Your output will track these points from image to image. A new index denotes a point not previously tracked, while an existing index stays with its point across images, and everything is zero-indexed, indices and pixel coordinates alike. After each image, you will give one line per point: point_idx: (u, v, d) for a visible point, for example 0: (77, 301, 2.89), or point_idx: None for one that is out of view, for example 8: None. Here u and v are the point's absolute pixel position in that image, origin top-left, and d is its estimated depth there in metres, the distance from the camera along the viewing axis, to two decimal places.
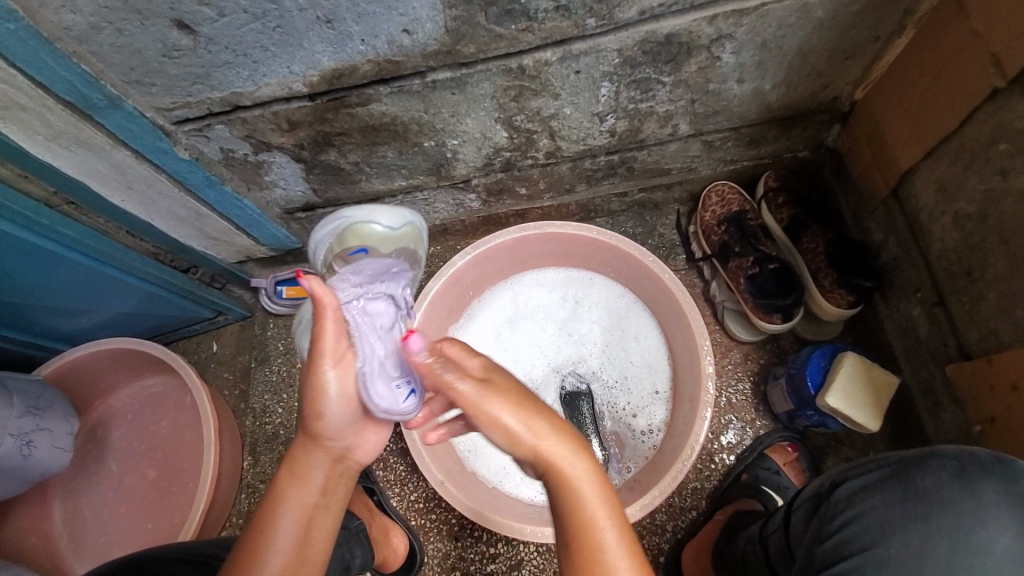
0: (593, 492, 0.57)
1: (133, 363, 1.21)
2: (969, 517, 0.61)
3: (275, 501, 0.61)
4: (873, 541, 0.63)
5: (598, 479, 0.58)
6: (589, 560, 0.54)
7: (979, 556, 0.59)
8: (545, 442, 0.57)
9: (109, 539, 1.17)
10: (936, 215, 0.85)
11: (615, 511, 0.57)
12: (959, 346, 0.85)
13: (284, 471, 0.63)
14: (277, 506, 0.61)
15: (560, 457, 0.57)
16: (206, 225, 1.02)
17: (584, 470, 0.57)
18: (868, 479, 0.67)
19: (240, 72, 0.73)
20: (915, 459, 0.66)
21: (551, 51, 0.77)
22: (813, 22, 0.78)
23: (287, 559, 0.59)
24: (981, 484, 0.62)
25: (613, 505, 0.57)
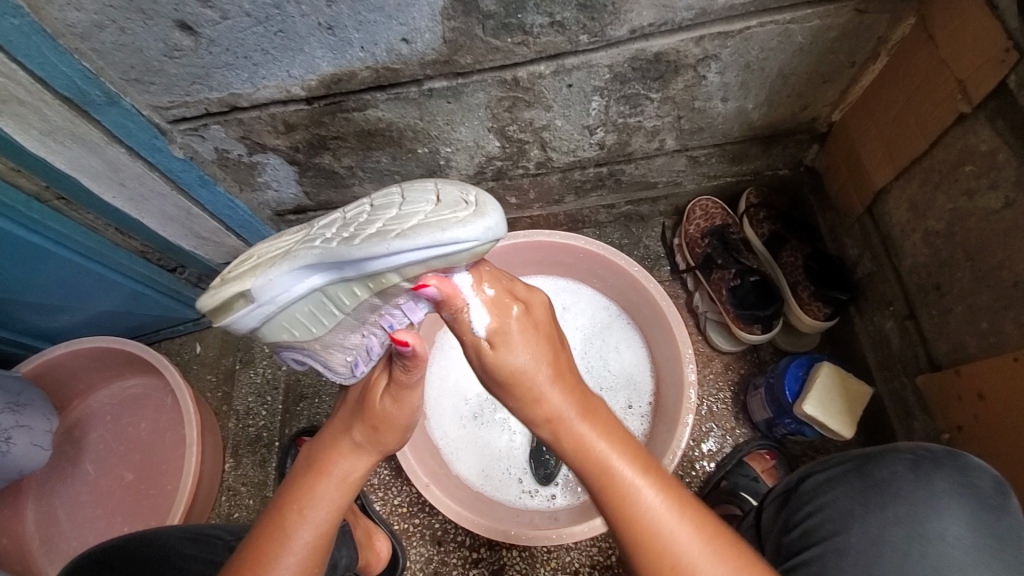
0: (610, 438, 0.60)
1: (114, 363, 1.19)
2: (924, 506, 0.64)
3: (312, 504, 0.64)
4: (836, 529, 0.66)
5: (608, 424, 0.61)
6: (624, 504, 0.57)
7: (937, 543, 0.62)
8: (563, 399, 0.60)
9: (82, 542, 1.14)
10: (907, 232, 0.89)
11: (644, 462, 0.60)
12: (928, 357, 0.88)
13: (322, 474, 0.66)
14: (314, 513, 0.63)
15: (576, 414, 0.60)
16: (196, 225, 1.02)
17: (601, 422, 0.61)
18: (832, 473, 0.71)
19: (240, 74, 0.74)
20: (873, 455, 0.69)
21: (545, 64, 0.80)
22: (794, 47, 0.82)
23: (310, 549, 0.62)
24: (934, 476, 0.65)
25: (635, 452, 0.60)
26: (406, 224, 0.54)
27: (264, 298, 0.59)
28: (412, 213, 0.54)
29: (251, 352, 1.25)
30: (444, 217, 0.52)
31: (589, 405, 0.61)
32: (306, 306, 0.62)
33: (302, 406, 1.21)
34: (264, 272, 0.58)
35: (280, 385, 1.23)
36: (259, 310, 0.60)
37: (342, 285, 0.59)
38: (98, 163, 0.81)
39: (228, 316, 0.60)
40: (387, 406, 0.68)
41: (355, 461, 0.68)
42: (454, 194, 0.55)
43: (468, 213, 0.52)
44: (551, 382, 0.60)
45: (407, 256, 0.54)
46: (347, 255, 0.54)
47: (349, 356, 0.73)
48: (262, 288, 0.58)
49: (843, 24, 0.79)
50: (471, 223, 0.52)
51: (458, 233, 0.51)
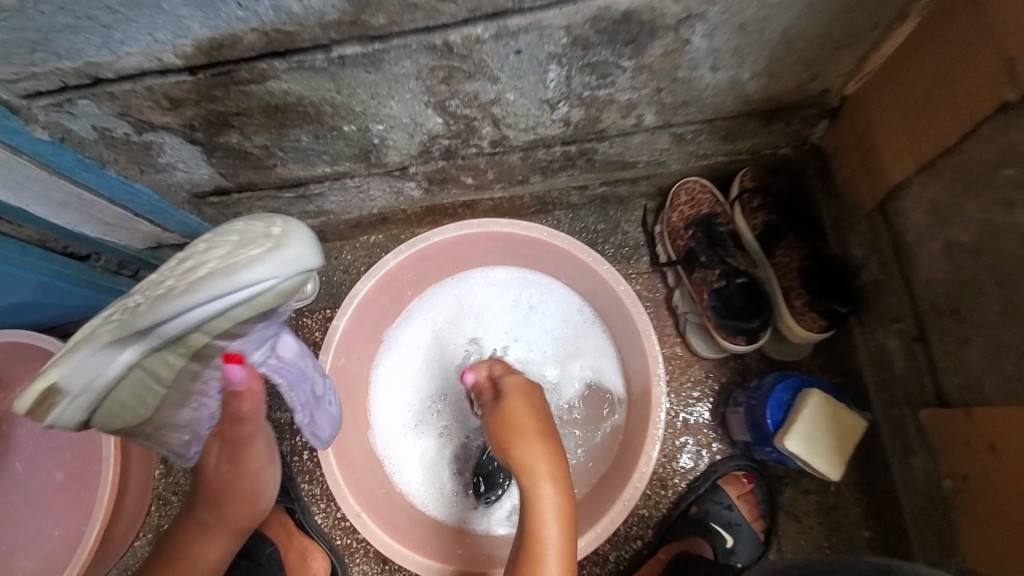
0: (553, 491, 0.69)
1: (36, 356, 1.07)
2: None
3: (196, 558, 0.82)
4: None
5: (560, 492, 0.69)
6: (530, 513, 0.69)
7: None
8: (546, 484, 0.69)
9: (13, 546, 1.07)
10: (924, 239, 0.74)
11: (568, 528, 0.68)
12: (936, 390, 0.75)
13: (182, 545, 0.82)
14: None
15: (546, 482, 0.69)
16: (95, 212, 0.88)
17: (562, 499, 0.69)
18: None
19: (90, 38, 0.59)
20: None
21: (482, 26, 0.63)
22: (800, 4, 0.65)
23: None
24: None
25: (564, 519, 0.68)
26: (170, 286, 0.49)
27: (78, 391, 0.50)
28: (176, 271, 0.50)
29: None
30: (213, 265, 0.48)
31: (564, 478, 0.70)
32: (124, 395, 0.53)
33: None
34: (59, 365, 0.49)
35: None
36: (79, 402, 0.51)
37: (161, 354, 0.52)
38: None
39: (40, 418, 0.51)
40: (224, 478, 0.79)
41: (209, 544, 0.82)
42: (255, 229, 0.50)
43: (235, 267, 0.47)
44: (546, 474, 0.69)
45: (200, 317, 0.48)
46: (147, 323, 0.47)
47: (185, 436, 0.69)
48: (66, 382, 0.48)
49: None
50: (243, 273, 0.47)
51: (243, 275, 0.47)
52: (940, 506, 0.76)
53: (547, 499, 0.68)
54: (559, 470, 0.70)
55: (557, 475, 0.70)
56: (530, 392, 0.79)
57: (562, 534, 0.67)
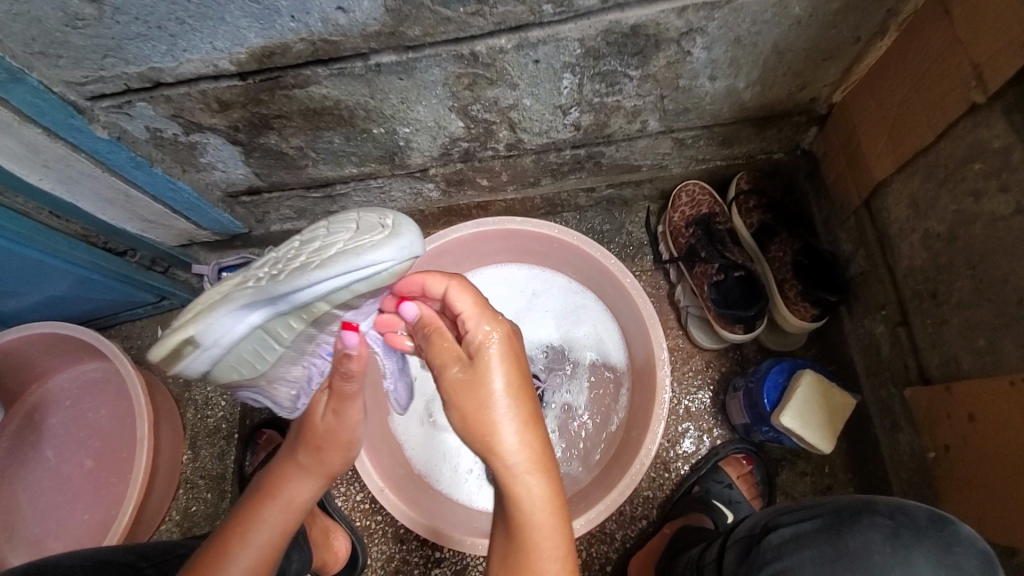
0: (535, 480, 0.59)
1: (71, 348, 1.14)
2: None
3: (255, 527, 0.64)
4: None
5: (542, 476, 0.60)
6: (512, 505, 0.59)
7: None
8: (533, 483, 0.59)
9: (44, 529, 1.11)
10: (905, 231, 0.81)
11: (559, 541, 0.59)
12: (919, 369, 0.82)
13: (266, 496, 0.66)
14: (257, 535, 0.63)
15: (529, 482, 0.59)
16: (138, 208, 0.95)
17: (551, 505, 0.59)
18: (800, 529, 0.65)
19: (156, 45, 0.66)
20: (849, 513, 0.63)
21: (506, 38, 0.70)
22: (790, 19, 0.73)
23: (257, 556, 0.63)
24: (914, 550, 0.58)
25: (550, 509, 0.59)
26: (295, 261, 0.50)
27: (207, 344, 0.52)
28: (304, 248, 0.51)
29: None
30: (338, 249, 0.49)
31: (555, 478, 0.60)
32: (245, 350, 0.55)
33: None
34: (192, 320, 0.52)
35: None
36: (206, 356, 0.53)
37: (280, 322, 0.53)
38: (14, 144, 0.74)
39: (170, 366, 0.54)
40: (328, 423, 0.64)
41: (304, 485, 0.67)
42: (371, 219, 0.51)
43: (364, 250, 0.48)
44: (531, 472, 0.59)
45: (328, 287, 0.50)
46: (280, 289, 0.49)
47: (293, 390, 0.66)
48: (201, 334, 0.51)
49: None
50: (372, 256, 0.48)
51: (372, 258, 0.48)
52: (925, 477, 0.83)
53: (533, 503, 0.58)
54: (549, 472, 0.60)
55: (545, 474, 0.60)
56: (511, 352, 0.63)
57: (551, 546, 0.58)
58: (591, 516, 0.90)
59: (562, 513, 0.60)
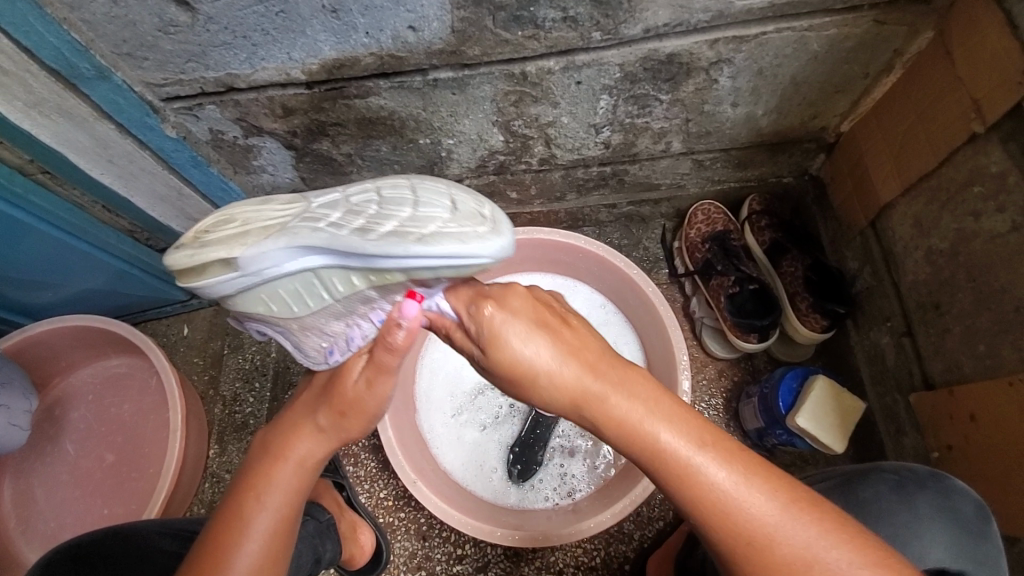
0: (597, 380, 0.56)
1: (98, 342, 1.15)
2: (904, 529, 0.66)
3: (267, 488, 0.62)
4: None
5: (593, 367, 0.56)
6: (613, 423, 0.55)
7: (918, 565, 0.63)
8: (603, 378, 0.56)
9: (61, 523, 1.11)
10: (909, 248, 0.89)
11: (665, 405, 0.55)
12: (923, 376, 0.89)
13: (276, 458, 0.63)
14: (271, 497, 0.61)
15: (591, 380, 0.56)
16: (187, 205, 1.00)
17: (625, 380, 0.56)
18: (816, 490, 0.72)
19: (238, 54, 0.71)
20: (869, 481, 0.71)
21: (554, 60, 0.77)
22: (808, 55, 0.81)
23: (273, 523, 0.61)
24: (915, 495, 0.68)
25: (634, 381, 0.56)
26: (384, 225, 0.54)
27: (251, 267, 0.57)
28: (392, 214, 0.55)
29: (241, 338, 1.22)
30: (434, 228, 0.53)
31: (620, 358, 0.58)
32: (287, 285, 0.60)
33: (290, 394, 1.18)
34: (253, 242, 0.56)
35: (269, 371, 1.19)
36: (243, 278, 0.58)
37: (336, 272, 0.58)
38: (85, 138, 0.78)
39: (203, 277, 0.58)
40: (360, 388, 0.65)
41: (313, 445, 0.64)
42: (471, 206, 0.55)
43: (461, 237, 0.53)
44: (590, 367, 0.56)
45: (415, 262, 0.54)
46: (357, 248, 0.54)
47: (324, 342, 0.69)
48: (250, 256, 0.56)
49: (860, 34, 0.78)
50: (466, 246, 0.52)
51: (474, 248, 0.53)
52: None
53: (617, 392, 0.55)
54: (594, 353, 0.57)
55: (605, 362, 0.57)
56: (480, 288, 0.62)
57: (661, 412, 0.54)
58: (616, 509, 0.92)
59: (641, 383, 0.56)
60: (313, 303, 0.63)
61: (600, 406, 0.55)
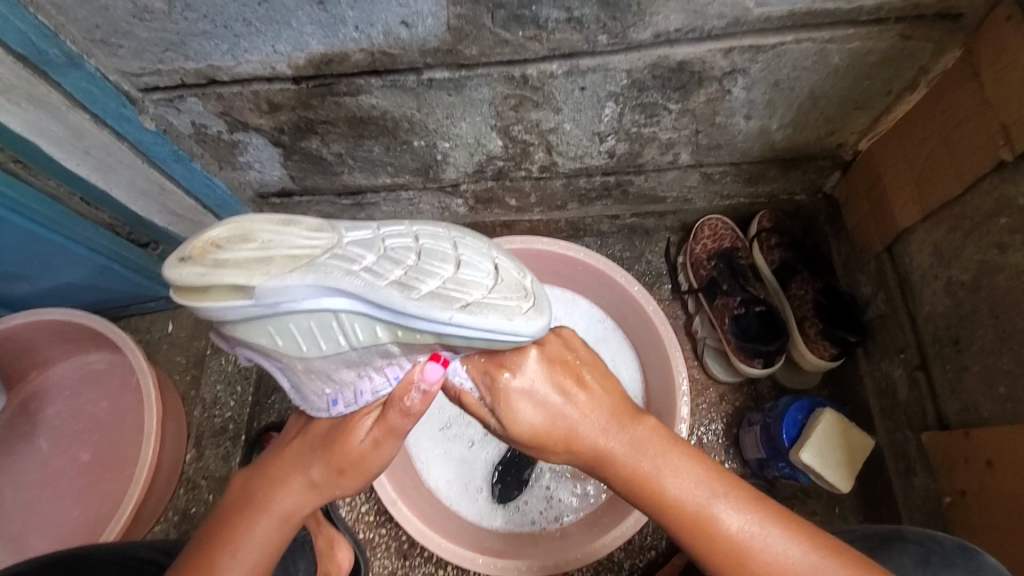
0: (615, 439, 0.58)
1: (76, 336, 1.11)
2: None
3: (245, 543, 0.60)
4: None
5: (611, 424, 0.59)
6: (635, 483, 0.57)
7: None
8: (616, 439, 0.58)
9: (29, 524, 1.07)
10: (928, 278, 0.84)
11: (683, 460, 0.56)
12: (937, 414, 0.84)
13: (259, 510, 0.62)
14: (246, 553, 0.59)
15: (610, 438, 0.58)
16: (170, 200, 0.96)
17: (641, 438, 0.58)
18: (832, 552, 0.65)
19: (219, 44, 0.67)
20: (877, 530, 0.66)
21: (557, 63, 0.73)
22: (829, 68, 0.76)
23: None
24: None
25: (651, 438, 0.58)
26: (427, 284, 0.52)
27: (269, 300, 0.51)
28: (435, 272, 0.53)
29: None
30: (479, 297, 0.53)
31: (632, 411, 0.60)
32: (299, 323, 0.54)
33: (273, 399, 1.14)
34: (278, 274, 0.50)
35: (252, 374, 1.15)
36: (256, 308, 0.51)
37: (363, 319, 0.54)
38: (58, 128, 0.74)
39: (209, 300, 0.51)
40: (365, 448, 0.63)
41: (298, 499, 0.63)
42: (516, 279, 0.56)
43: (508, 314, 0.53)
44: (604, 429, 0.58)
45: (455, 329, 0.53)
46: (400, 305, 0.51)
47: (328, 389, 0.62)
48: (271, 288, 0.49)
49: (885, 49, 0.73)
50: (512, 323, 0.53)
51: (518, 325, 0.54)
52: (939, 521, 0.84)
53: (634, 450, 0.57)
54: (610, 411, 0.59)
55: (619, 421, 0.59)
56: (493, 354, 0.61)
57: (679, 466, 0.56)
58: (605, 541, 0.87)
59: (658, 440, 0.58)
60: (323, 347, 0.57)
61: (621, 465, 0.57)
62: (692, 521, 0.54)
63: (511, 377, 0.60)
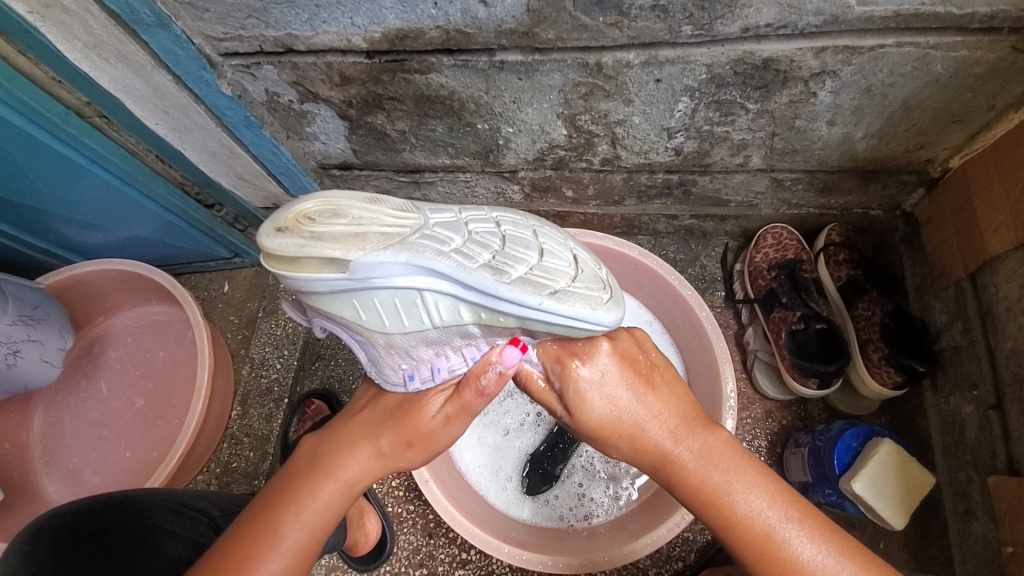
0: (684, 444, 0.57)
1: (141, 288, 1.17)
2: None
3: (309, 504, 0.59)
4: None
5: (680, 429, 0.57)
6: (701, 494, 0.55)
7: None
8: (684, 444, 0.57)
9: (84, 460, 1.14)
10: (1014, 312, 0.78)
11: (756, 478, 0.54)
12: (1008, 457, 0.78)
13: (325, 474, 0.62)
14: (310, 514, 0.59)
15: (678, 443, 0.57)
16: (237, 164, 0.98)
17: (712, 447, 0.56)
18: None
19: (300, 14, 0.67)
20: None
21: (635, 53, 0.70)
22: (929, 76, 0.70)
23: (305, 540, 0.58)
24: None
25: (723, 451, 0.56)
26: (515, 269, 0.52)
27: (362, 275, 0.51)
28: (521, 258, 0.53)
29: (276, 302, 1.21)
30: (564, 285, 0.53)
31: (705, 420, 0.58)
32: (386, 300, 0.54)
33: (316, 366, 1.17)
34: (373, 249, 0.50)
35: (299, 341, 1.18)
36: (346, 282, 0.52)
37: (447, 299, 0.54)
38: (142, 85, 0.78)
39: (302, 270, 0.51)
40: (436, 424, 0.63)
41: (365, 467, 0.63)
42: (596, 271, 0.56)
43: (593, 307, 0.53)
44: (673, 433, 0.57)
45: (540, 317, 0.53)
46: (490, 288, 0.51)
47: (405, 365, 0.62)
48: (366, 263, 0.49)
49: (995, 59, 0.67)
50: (596, 316, 0.53)
51: (603, 317, 0.53)
52: (997, 572, 0.79)
53: (704, 459, 0.55)
54: (679, 416, 0.58)
55: (689, 428, 0.58)
56: (566, 343, 0.61)
57: (751, 484, 0.54)
58: (635, 547, 0.86)
59: (730, 453, 0.56)
60: (405, 325, 0.56)
61: (687, 472, 0.56)
62: (761, 543, 0.52)
63: (582, 367, 0.60)
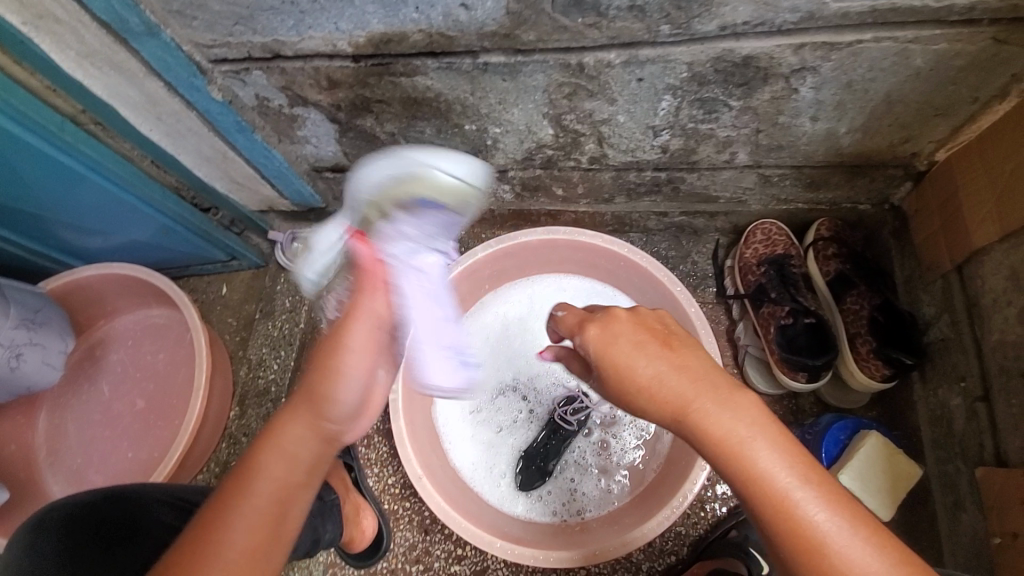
0: (705, 392, 0.54)
1: (140, 291, 1.19)
2: None
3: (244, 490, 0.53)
4: None
5: (704, 378, 0.55)
6: (717, 443, 0.52)
7: None
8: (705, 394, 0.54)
9: (87, 461, 1.16)
10: (1000, 303, 0.78)
11: (779, 436, 0.51)
12: (995, 448, 0.79)
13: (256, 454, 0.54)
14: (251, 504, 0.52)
15: (700, 391, 0.54)
16: (231, 168, 1.00)
17: (737, 399, 0.53)
18: None
19: (285, 20, 0.69)
20: None
21: (615, 53, 0.71)
22: (909, 70, 0.71)
23: (253, 532, 0.52)
24: None
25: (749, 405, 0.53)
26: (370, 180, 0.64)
27: (316, 248, 0.62)
28: None
29: (273, 304, 1.23)
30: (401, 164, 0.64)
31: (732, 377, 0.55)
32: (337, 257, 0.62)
33: None
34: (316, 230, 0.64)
35: (296, 342, 1.20)
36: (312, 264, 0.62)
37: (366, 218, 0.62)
38: (135, 93, 0.79)
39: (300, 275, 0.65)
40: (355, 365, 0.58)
41: (299, 435, 0.55)
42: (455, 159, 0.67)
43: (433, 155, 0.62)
44: (695, 382, 0.54)
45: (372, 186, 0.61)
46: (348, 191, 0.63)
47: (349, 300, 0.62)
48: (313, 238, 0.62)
49: (973, 52, 0.67)
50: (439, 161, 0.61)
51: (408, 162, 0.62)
52: (986, 562, 0.79)
53: (724, 409, 0.52)
54: (706, 366, 0.56)
55: (714, 379, 0.55)
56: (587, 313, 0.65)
57: (773, 441, 0.51)
58: (621, 543, 0.86)
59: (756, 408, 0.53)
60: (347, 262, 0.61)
61: (705, 421, 0.53)
62: (770, 500, 0.49)
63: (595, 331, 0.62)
